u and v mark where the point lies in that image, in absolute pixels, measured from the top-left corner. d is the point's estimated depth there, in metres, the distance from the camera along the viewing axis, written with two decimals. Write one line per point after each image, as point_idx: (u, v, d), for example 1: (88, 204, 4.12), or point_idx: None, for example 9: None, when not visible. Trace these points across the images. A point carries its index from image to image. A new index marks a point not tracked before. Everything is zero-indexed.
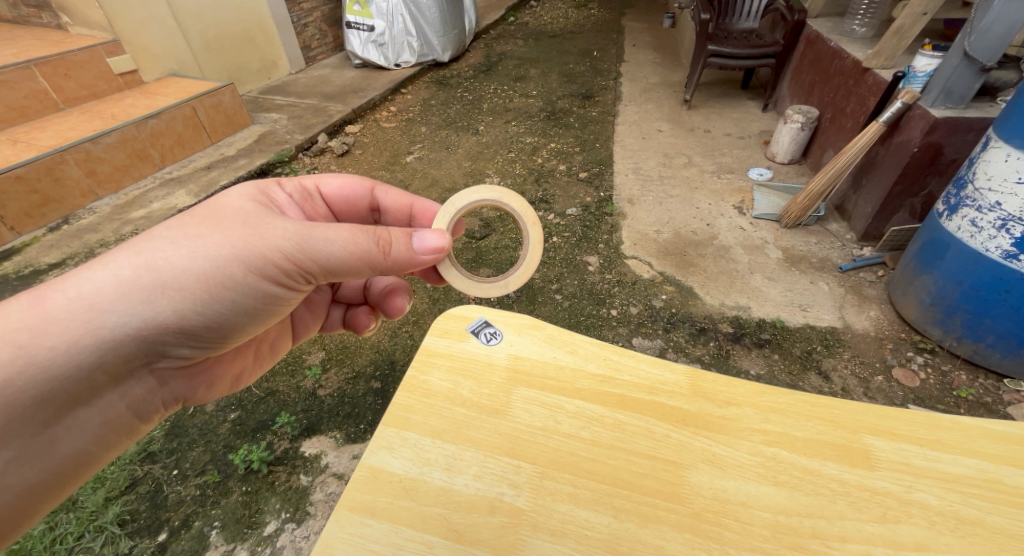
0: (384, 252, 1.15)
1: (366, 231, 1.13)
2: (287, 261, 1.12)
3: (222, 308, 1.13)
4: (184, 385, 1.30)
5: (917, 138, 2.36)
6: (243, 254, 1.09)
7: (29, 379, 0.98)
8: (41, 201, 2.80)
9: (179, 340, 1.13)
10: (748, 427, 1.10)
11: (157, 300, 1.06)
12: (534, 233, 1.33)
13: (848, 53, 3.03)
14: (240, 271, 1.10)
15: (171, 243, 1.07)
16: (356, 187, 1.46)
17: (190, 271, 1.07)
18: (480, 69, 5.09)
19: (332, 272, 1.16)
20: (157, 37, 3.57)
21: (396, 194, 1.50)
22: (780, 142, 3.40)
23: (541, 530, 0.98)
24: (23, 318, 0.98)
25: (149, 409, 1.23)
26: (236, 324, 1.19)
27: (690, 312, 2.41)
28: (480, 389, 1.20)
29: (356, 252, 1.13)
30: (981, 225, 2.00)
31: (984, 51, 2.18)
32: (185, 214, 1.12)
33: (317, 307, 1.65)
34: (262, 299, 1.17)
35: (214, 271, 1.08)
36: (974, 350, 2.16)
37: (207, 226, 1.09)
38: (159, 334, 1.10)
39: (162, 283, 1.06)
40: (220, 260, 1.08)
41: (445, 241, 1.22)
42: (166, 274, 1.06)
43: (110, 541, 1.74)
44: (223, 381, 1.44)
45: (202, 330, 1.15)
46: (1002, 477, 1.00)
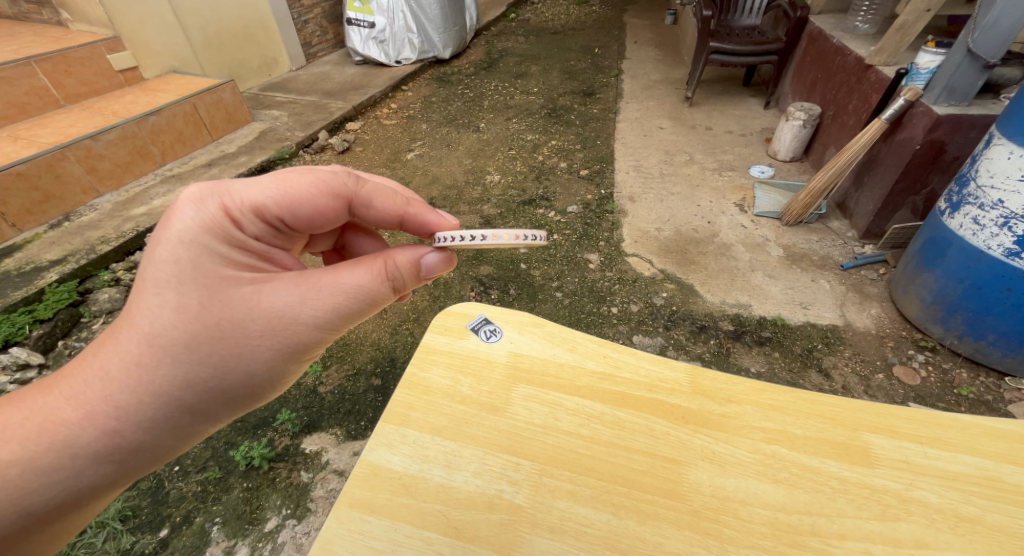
0: (401, 294, 1.19)
1: (387, 289, 1.12)
2: (324, 342, 1.11)
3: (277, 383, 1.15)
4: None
5: (920, 135, 2.35)
6: (290, 354, 1.06)
7: (124, 482, 1.03)
8: (42, 198, 2.80)
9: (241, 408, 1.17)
10: (748, 425, 1.10)
11: (227, 404, 1.07)
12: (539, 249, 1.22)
13: (851, 49, 3.01)
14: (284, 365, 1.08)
15: (202, 361, 0.99)
16: (331, 206, 1.13)
17: (237, 380, 1.04)
18: (481, 66, 5.08)
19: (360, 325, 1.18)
20: (158, 34, 3.57)
21: (385, 203, 1.18)
22: (781, 139, 3.39)
23: (540, 527, 0.98)
24: (95, 449, 0.96)
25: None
26: None
27: (690, 309, 2.41)
28: (479, 386, 1.20)
29: (381, 307, 1.15)
30: (984, 223, 1.99)
31: (988, 47, 2.16)
32: (190, 322, 0.98)
33: None
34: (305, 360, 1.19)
35: (269, 373, 1.07)
36: (975, 348, 2.16)
37: (235, 336, 1.00)
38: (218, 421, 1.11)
39: (228, 393, 1.05)
40: (272, 364, 1.06)
41: (450, 252, 1.21)
42: (229, 388, 1.04)
43: (112, 537, 1.75)
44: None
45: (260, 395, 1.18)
46: (1001, 475, 1.00)
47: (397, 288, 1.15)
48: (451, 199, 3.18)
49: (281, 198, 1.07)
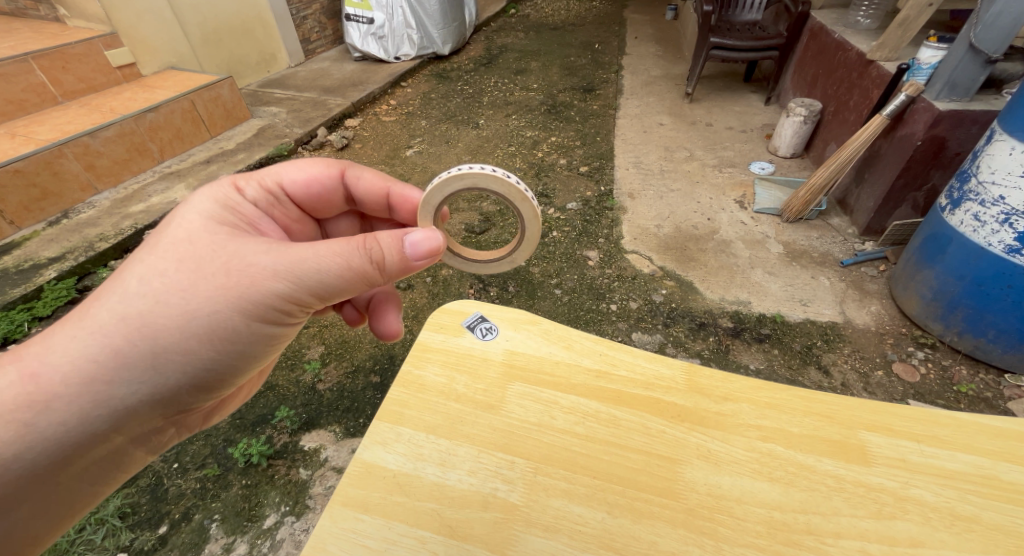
0: (382, 271, 1.13)
1: (359, 254, 1.09)
2: (284, 302, 1.08)
3: (227, 358, 1.11)
4: (195, 420, 1.32)
5: (922, 131, 2.34)
6: (235, 302, 1.05)
7: (55, 443, 0.99)
8: (40, 195, 2.79)
9: (191, 394, 1.12)
10: (745, 423, 1.09)
11: (162, 363, 1.03)
12: (528, 212, 1.30)
13: (852, 45, 2.99)
14: (237, 318, 1.06)
15: (154, 298, 1.02)
16: (324, 175, 1.38)
17: (182, 327, 1.03)
18: (481, 62, 5.06)
19: (328, 297, 1.12)
20: (156, 30, 3.56)
21: (372, 179, 1.42)
22: (782, 136, 3.37)
23: (534, 525, 0.97)
24: (22, 391, 0.96)
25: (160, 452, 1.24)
26: (241, 370, 1.17)
27: (690, 307, 2.41)
28: (475, 384, 1.19)
29: (354, 277, 1.10)
30: (984, 219, 1.98)
31: (990, 42, 2.14)
32: (156, 258, 1.04)
33: None
34: (264, 339, 1.15)
35: (213, 326, 1.05)
36: (975, 345, 2.15)
37: (188, 275, 1.03)
38: (172, 393, 1.08)
39: (166, 345, 1.03)
40: (216, 314, 1.04)
41: (439, 240, 1.17)
42: (167, 337, 1.02)
43: (112, 534, 1.75)
44: (230, 401, 1.45)
45: (212, 381, 1.13)
46: (998, 473, 1.00)
47: (373, 254, 1.11)
48: None
49: (288, 173, 1.35)
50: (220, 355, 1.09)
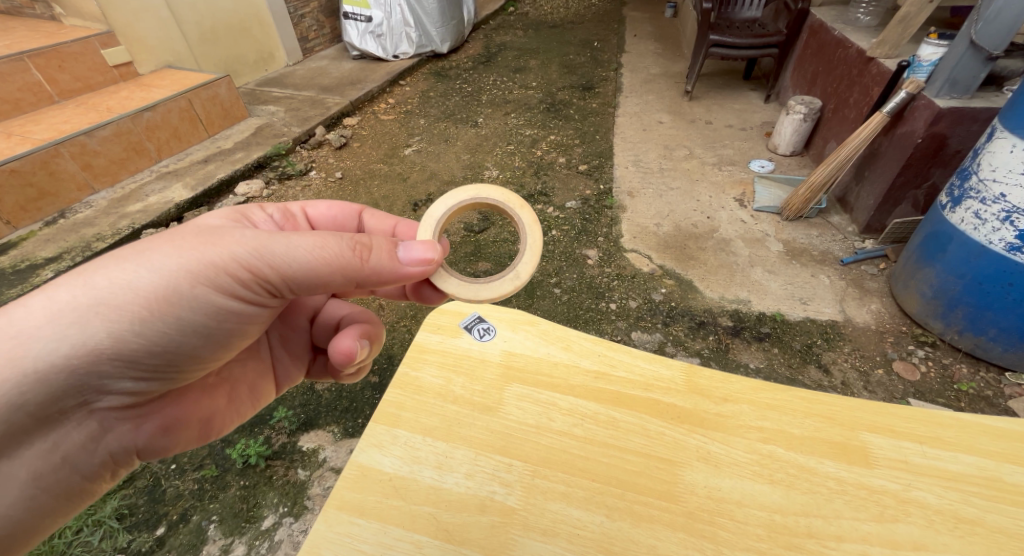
0: (363, 260, 1.10)
1: (340, 237, 1.08)
2: (246, 272, 1.06)
3: (164, 328, 1.06)
4: (132, 434, 1.18)
5: (921, 129, 2.32)
6: (193, 263, 1.04)
7: None
8: (36, 195, 2.78)
9: (119, 367, 1.06)
10: (745, 424, 1.08)
11: (89, 321, 1.00)
12: (527, 217, 1.32)
13: (851, 42, 2.98)
14: (187, 283, 1.04)
15: (118, 259, 1.02)
16: (346, 208, 1.50)
17: (132, 285, 1.01)
18: (480, 60, 5.04)
19: (296, 278, 1.09)
20: (153, 29, 3.54)
21: (383, 216, 1.52)
22: (782, 133, 3.35)
23: (532, 530, 0.96)
24: None
25: (93, 465, 1.15)
26: (184, 347, 1.11)
27: (689, 305, 2.39)
28: (472, 386, 1.18)
29: (328, 258, 1.07)
30: (985, 217, 1.97)
31: (990, 39, 2.13)
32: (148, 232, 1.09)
33: (295, 349, 1.53)
34: (215, 314, 1.10)
35: (160, 286, 1.03)
36: (976, 343, 2.14)
37: (162, 241, 1.05)
38: (93, 362, 1.02)
39: (107, 301, 1.00)
40: (172, 275, 1.03)
41: (433, 254, 1.20)
42: (110, 292, 1.00)
43: (108, 536, 1.74)
44: (189, 427, 1.28)
45: (144, 355, 1.07)
46: (1002, 475, 0.99)
47: (360, 241, 1.10)
48: None
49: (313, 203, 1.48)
50: (159, 322, 1.04)
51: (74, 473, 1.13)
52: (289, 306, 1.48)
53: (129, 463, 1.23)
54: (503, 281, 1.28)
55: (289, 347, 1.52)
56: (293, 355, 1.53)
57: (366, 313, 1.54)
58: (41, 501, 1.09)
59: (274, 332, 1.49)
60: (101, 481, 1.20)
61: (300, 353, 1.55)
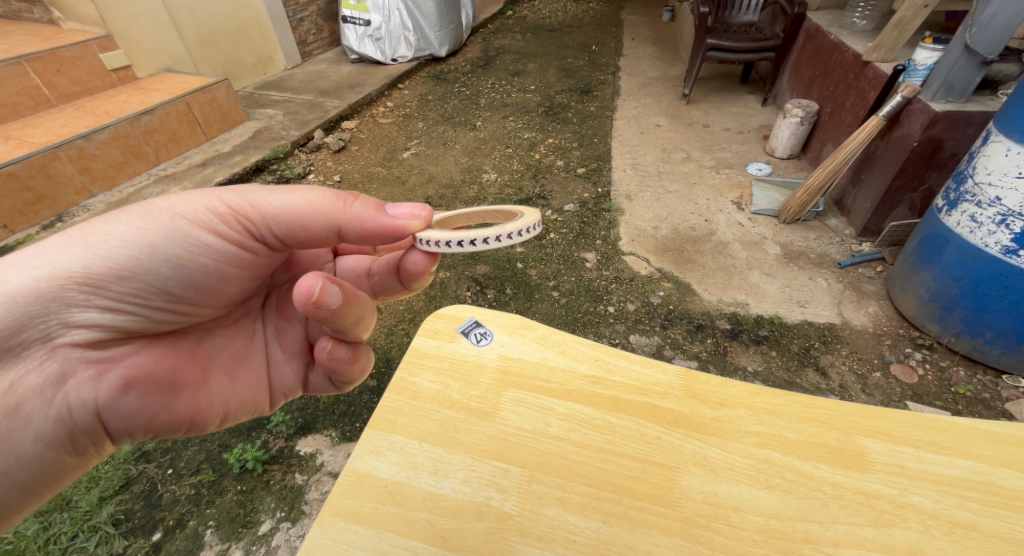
0: (346, 204, 1.17)
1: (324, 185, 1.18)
2: (230, 209, 1.12)
3: (138, 256, 1.06)
4: (94, 386, 1.05)
5: (917, 132, 2.33)
6: (179, 197, 1.10)
7: None
8: (34, 198, 2.77)
9: (86, 295, 1.02)
10: (741, 429, 1.08)
11: (65, 246, 1.01)
12: (528, 208, 1.40)
13: (847, 46, 3.00)
14: (169, 216, 1.08)
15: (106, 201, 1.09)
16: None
17: (115, 217, 1.05)
18: (478, 63, 5.05)
19: (281, 217, 1.16)
20: (152, 33, 3.55)
21: None
22: (779, 137, 3.36)
23: (528, 535, 0.96)
24: None
25: (49, 421, 1.03)
26: (158, 284, 1.09)
27: (687, 308, 2.40)
28: (469, 391, 1.18)
29: (312, 196, 1.15)
30: (981, 220, 1.97)
31: (985, 43, 2.14)
32: None
33: (290, 345, 1.45)
34: (191, 248, 1.11)
35: (141, 215, 1.06)
36: (972, 346, 2.15)
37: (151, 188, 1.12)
38: (60, 287, 0.99)
39: (88, 228, 1.04)
40: (155, 208, 1.08)
41: (421, 208, 1.25)
42: (92, 219, 1.04)
43: (104, 541, 1.73)
44: (160, 388, 1.14)
45: (112, 282, 1.03)
46: (998, 479, 0.98)
47: (344, 189, 1.19)
48: (448, 198, 3.15)
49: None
50: (133, 249, 1.05)
51: (27, 430, 1.02)
52: (285, 296, 1.44)
53: (90, 431, 1.09)
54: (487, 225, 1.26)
55: (284, 343, 1.45)
56: (287, 352, 1.45)
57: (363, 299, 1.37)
58: None
59: (270, 323, 1.43)
60: (60, 449, 1.07)
61: (295, 350, 1.46)
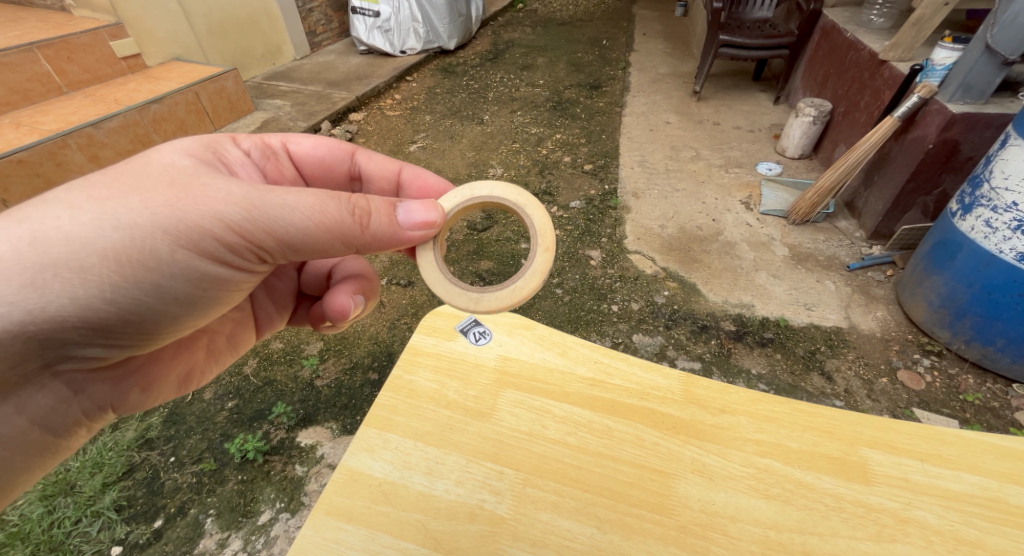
0: (362, 226, 1.10)
1: (339, 201, 1.06)
2: (239, 238, 1.04)
3: (141, 296, 1.04)
4: (109, 392, 1.21)
5: (933, 134, 2.28)
6: (175, 226, 1.00)
7: None
8: (44, 185, 2.77)
9: (85, 334, 1.04)
10: (742, 436, 1.06)
11: (47, 282, 0.95)
12: (541, 263, 1.21)
13: (863, 44, 2.94)
14: (166, 248, 1.01)
15: (76, 211, 0.96)
16: (335, 148, 1.48)
17: (99, 246, 0.97)
18: (487, 56, 5.02)
19: (292, 245, 1.07)
20: (162, 21, 3.54)
21: (381, 160, 1.50)
22: (791, 136, 3.31)
23: (521, 540, 0.95)
24: None
25: (65, 425, 1.16)
26: (164, 312, 1.10)
27: (692, 309, 2.37)
28: (466, 391, 1.17)
29: (326, 214, 1.05)
30: (996, 226, 1.93)
31: (1007, 44, 2.07)
32: (105, 176, 1.01)
33: (282, 299, 1.59)
34: (199, 282, 1.09)
35: (133, 248, 0.98)
36: (982, 353, 2.11)
37: (127, 197, 0.98)
38: (57, 330, 1.00)
39: (73, 261, 0.96)
40: (148, 237, 0.99)
41: (434, 215, 1.20)
42: (75, 251, 0.96)
43: (107, 526, 1.75)
44: (168, 381, 1.34)
45: (116, 323, 1.05)
46: (1005, 496, 0.96)
47: (361, 208, 1.09)
48: None
49: (296, 138, 1.45)
50: (135, 290, 1.03)
51: (46, 434, 1.14)
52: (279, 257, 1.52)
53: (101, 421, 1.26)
54: (463, 293, 1.22)
55: (274, 295, 1.56)
56: (277, 304, 1.58)
57: (362, 265, 1.59)
58: (14, 459, 1.12)
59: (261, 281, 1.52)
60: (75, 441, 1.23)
61: (285, 301, 1.60)
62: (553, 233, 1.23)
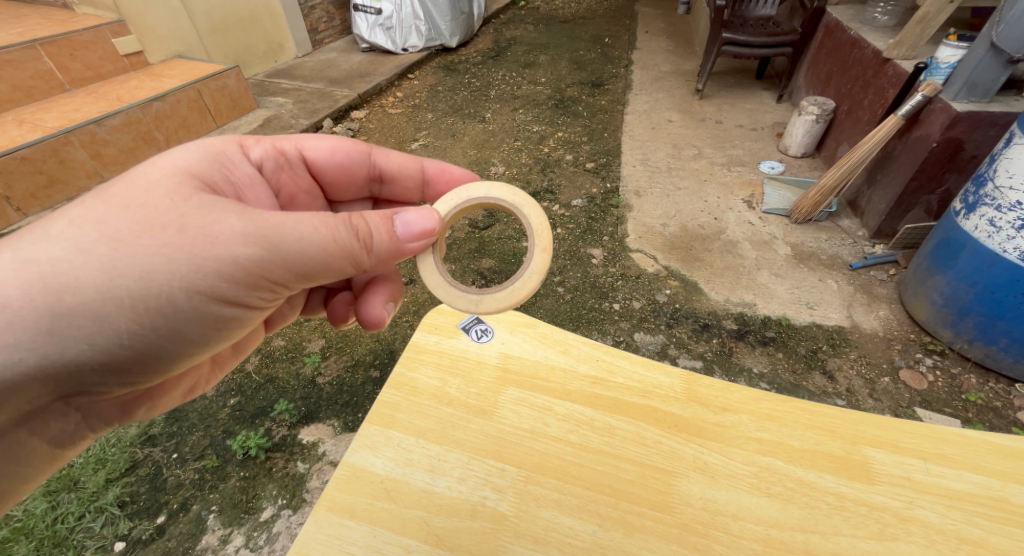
0: (369, 251, 1.08)
1: (346, 230, 1.04)
2: (249, 276, 1.02)
3: (155, 338, 1.04)
4: (118, 411, 1.21)
5: (937, 133, 2.28)
6: (186, 272, 0.97)
7: None
8: (47, 182, 2.78)
9: (100, 373, 1.04)
10: (745, 435, 1.06)
11: (61, 329, 0.95)
12: (538, 262, 1.21)
13: (867, 42, 2.92)
14: (178, 293, 0.99)
15: (84, 257, 0.94)
16: (351, 150, 1.44)
17: (111, 295, 0.95)
18: (489, 54, 5.01)
19: (302, 277, 1.06)
20: (164, 18, 3.54)
21: (402, 158, 1.49)
22: (794, 135, 3.30)
23: (523, 537, 0.95)
24: None
25: (74, 440, 1.16)
26: (178, 351, 1.10)
27: (693, 307, 2.37)
28: (468, 388, 1.17)
29: (333, 245, 1.03)
30: (1000, 225, 1.92)
31: (1012, 41, 2.05)
32: (106, 215, 0.97)
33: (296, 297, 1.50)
34: (213, 323, 1.08)
35: (146, 296, 0.97)
36: (985, 353, 2.10)
37: (134, 242, 0.96)
38: (71, 369, 1.00)
39: (86, 308, 0.95)
40: (160, 285, 0.97)
41: (432, 221, 1.16)
42: (86, 298, 0.95)
43: (110, 522, 1.76)
44: (173, 393, 1.35)
45: (130, 363, 1.06)
46: (1007, 496, 0.96)
47: (366, 234, 1.07)
48: None
49: (310, 142, 1.40)
50: (150, 334, 1.02)
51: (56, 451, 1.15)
52: None
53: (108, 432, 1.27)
54: (462, 295, 1.22)
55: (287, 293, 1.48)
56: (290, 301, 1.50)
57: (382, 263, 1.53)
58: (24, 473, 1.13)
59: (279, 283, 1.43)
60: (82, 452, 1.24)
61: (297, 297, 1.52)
62: (550, 234, 1.22)
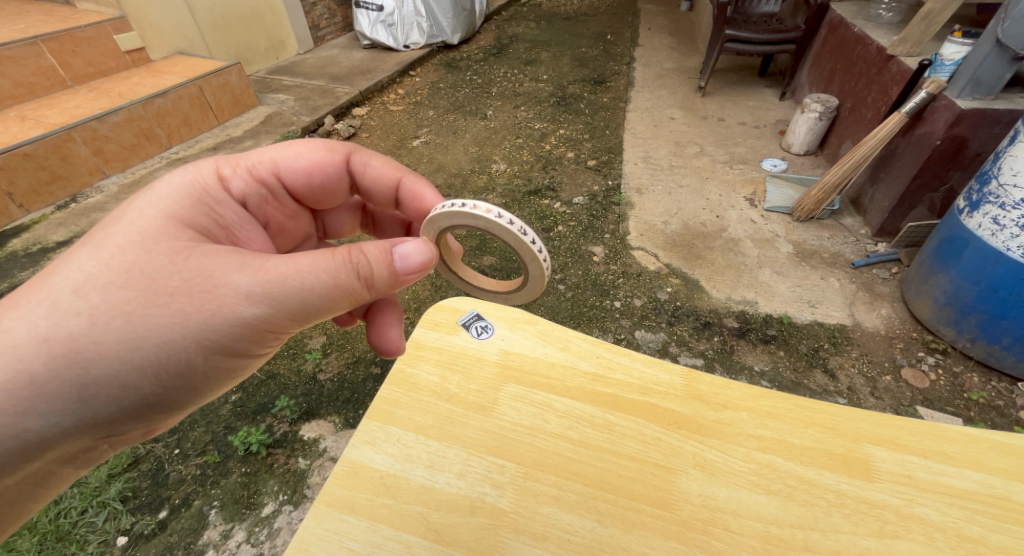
0: (372, 291, 1.05)
1: (350, 277, 1.00)
2: (259, 330, 0.99)
3: (180, 395, 1.01)
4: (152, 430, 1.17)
5: (941, 130, 2.26)
6: (200, 334, 0.94)
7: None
8: (49, 178, 2.79)
9: (132, 426, 1.02)
10: (744, 432, 1.06)
11: (92, 396, 0.91)
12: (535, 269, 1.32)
13: (871, 39, 2.91)
14: (194, 356, 0.96)
15: (98, 327, 0.89)
16: (327, 162, 1.30)
17: (131, 364, 0.91)
18: (491, 51, 4.99)
19: (308, 323, 1.03)
20: (166, 15, 3.54)
21: (381, 170, 1.35)
22: (796, 132, 3.29)
23: (523, 533, 0.95)
24: None
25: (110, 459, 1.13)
26: (199, 401, 1.07)
27: (694, 305, 2.36)
28: (467, 384, 1.17)
29: (335, 290, 1.00)
30: (1004, 223, 1.91)
31: (1017, 38, 2.04)
32: (108, 281, 0.90)
33: None
34: (230, 373, 1.06)
35: (168, 362, 0.94)
36: (988, 352, 2.09)
37: (143, 309, 0.90)
38: (103, 427, 0.97)
39: (110, 378, 0.91)
40: (182, 351, 0.94)
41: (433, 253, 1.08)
42: (109, 369, 0.91)
43: (112, 517, 1.76)
44: None
45: (160, 416, 1.03)
46: (1009, 494, 0.95)
47: (369, 276, 1.03)
48: (457, 188, 3.14)
49: (286, 154, 1.26)
50: (175, 391, 0.99)
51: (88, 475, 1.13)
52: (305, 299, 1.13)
53: None
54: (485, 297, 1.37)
55: None
56: None
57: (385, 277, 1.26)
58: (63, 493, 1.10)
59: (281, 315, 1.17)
60: None
61: None
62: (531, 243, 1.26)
